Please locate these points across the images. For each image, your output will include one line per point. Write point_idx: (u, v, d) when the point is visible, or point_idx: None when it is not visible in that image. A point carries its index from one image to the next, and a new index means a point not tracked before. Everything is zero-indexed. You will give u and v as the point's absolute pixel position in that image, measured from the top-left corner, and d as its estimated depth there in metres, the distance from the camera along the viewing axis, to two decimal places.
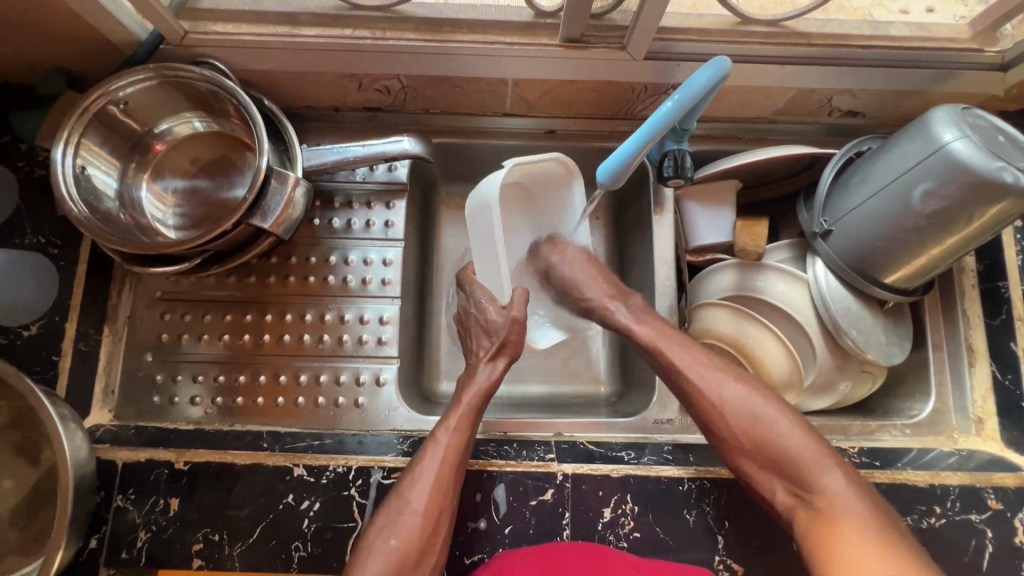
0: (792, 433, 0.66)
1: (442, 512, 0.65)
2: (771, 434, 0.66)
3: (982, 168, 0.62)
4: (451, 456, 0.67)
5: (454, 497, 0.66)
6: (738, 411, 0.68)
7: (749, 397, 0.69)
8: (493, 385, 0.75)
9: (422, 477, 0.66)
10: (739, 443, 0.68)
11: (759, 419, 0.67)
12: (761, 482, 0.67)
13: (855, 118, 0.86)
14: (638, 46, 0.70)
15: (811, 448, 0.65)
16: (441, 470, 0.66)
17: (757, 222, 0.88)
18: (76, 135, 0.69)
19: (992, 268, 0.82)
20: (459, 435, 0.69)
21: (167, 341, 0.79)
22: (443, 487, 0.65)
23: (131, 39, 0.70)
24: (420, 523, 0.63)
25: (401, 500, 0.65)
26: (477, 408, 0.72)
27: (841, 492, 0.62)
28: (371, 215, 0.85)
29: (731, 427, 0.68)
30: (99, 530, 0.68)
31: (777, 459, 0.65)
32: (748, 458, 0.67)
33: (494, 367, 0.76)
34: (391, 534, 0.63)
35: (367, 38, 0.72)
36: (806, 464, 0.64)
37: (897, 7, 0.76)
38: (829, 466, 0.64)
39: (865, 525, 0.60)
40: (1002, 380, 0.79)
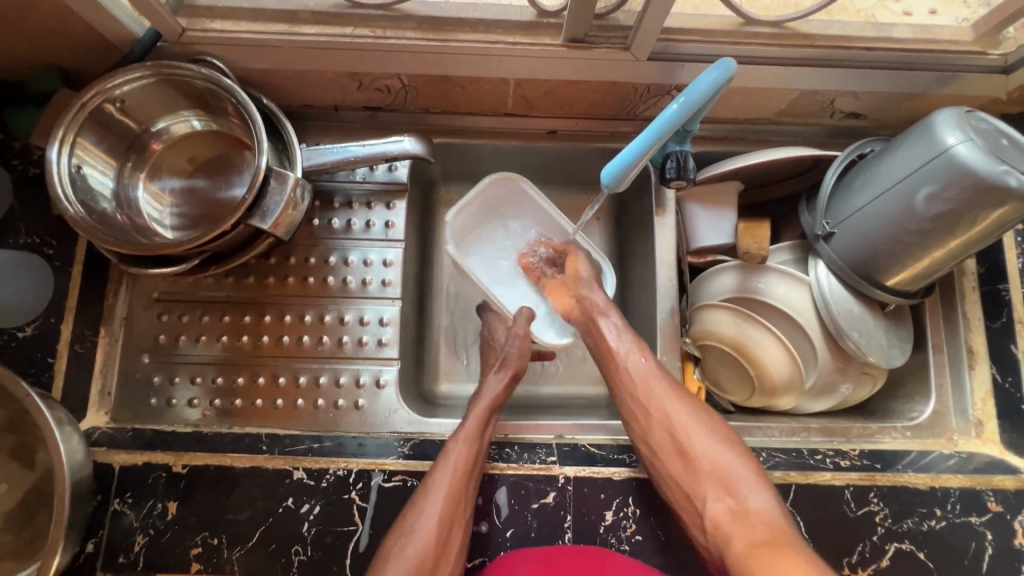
0: (723, 450, 0.66)
1: (457, 520, 0.64)
2: (703, 448, 0.66)
3: (986, 171, 0.62)
4: (463, 465, 0.67)
5: (468, 504, 0.66)
6: (676, 421, 0.69)
7: (688, 408, 0.70)
8: (502, 395, 0.77)
9: (435, 486, 0.65)
10: (672, 456, 0.67)
11: (693, 432, 0.68)
12: (692, 499, 0.65)
13: (857, 119, 0.86)
14: (641, 47, 0.69)
15: (742, 467, 0.64)
16: (452, 479, 0.66)
17: (759, 223, 0.84)
18: (71, 134, 0.68)
19: (992, 271, 0.82)
20: (470, 443, 0.69)
21: (164, 342, 0.78)
22: (454, 497, 0.65)
23: (127, 37, 0.69)
24: (435, 532, 0.62)
25: (417, 511, 0.64)
26: (485, 418, 0.73)
27: (767, 512, 0.60)
28: (371, 216, 0.84)
29: (667, 436, 0.68)
30: (96, 534, 0.67)
31: (709, 473, 0.65)
32: (680, 472, 0.66)
33: (502, 378, 0.78)
34: (407, 544, 0.62)
35: (368, 36, 0.71)
36: (735, 484, 0.63)
37: (900, 8, 0.75)
38: (757, 484, 0.63)
39: (790, 539, 0.57)
40: (1001, 382, 0.79)
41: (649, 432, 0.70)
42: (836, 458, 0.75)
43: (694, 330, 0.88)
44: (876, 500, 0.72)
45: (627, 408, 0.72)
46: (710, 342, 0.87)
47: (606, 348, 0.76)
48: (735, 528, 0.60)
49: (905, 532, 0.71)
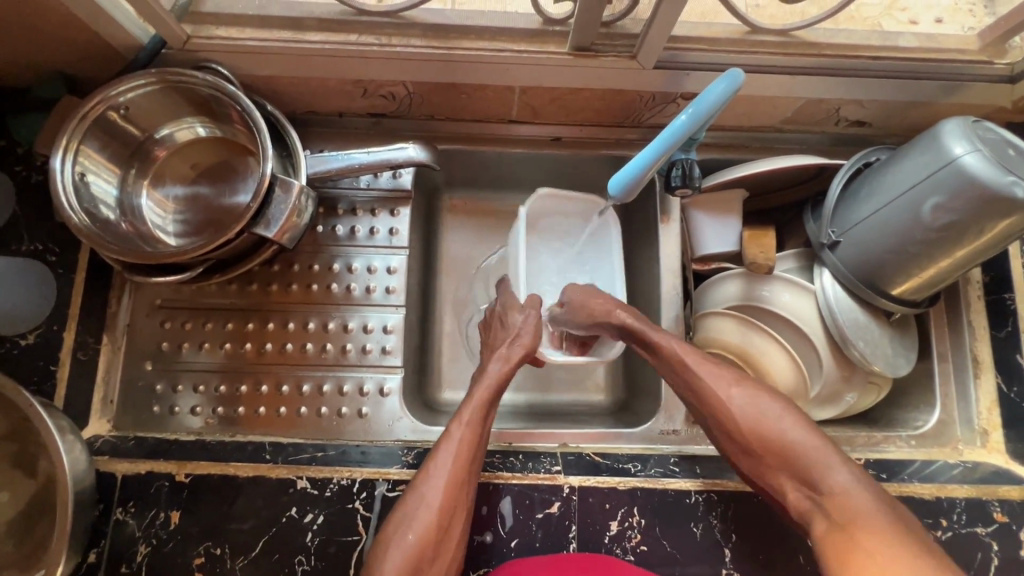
0: (795, 429, 0.66)
1: (459, 504, 0.64)
2: (773, 433, 0.66)
3: (993, 181, 0.62)
4: (466, 450, 0.66)
5: (468, 488, 0.65)
6: (740, 410, 0.68)
7: (749, 395, 0.69)
8: (504, 382, 0.74)
9: (438, 470, 0.65)
10: (747, 451, 0.67)
11: (762, 417, 0.67)
12: (773, 480, 0.66)
13: (862, 128, 0.86)
14: (648, 55, 0.69)
15: (813, 446, 0.64)
16: (455, 461, 0.65)
17: (764, 231, 0.84)
18: (74, 142, 0.68)
19: (997, 279, 0.82)
20: (472, 423, 0.68)
21: (167, 349, 0.77)
22: (457, 479, 0.64)
23: (132, 44, 0.69)
24: (437, 514, 0.62)
25: (418, 492, 0.64)
26: (488, 401, 0.72)
27: (850, 489, 0.60)
28: (375, 222, 0.84)
29: (734, 426, 0.68)
30: (98, 544, 0.66)
31: (787, 458, 0.65)
32: (758, 462, 0.67)
33: (506, 359, 0.75)
34: (410, 526, 0.61)
35: (374, 44, 0.70)
36: (812, 464, 0.63)
37: (906, 17, 0.75)
38: (833, 462, 0.63)
39: (877, 518, 0.58)
40: (1006, 392, 0.79)
41: (717, 423, 0.70)
42: None
43: (698, 338, 0.88)
44: None
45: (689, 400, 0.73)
46: (714, 350, 0.87)
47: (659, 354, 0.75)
48: (821, 512, 0.61)
49: None
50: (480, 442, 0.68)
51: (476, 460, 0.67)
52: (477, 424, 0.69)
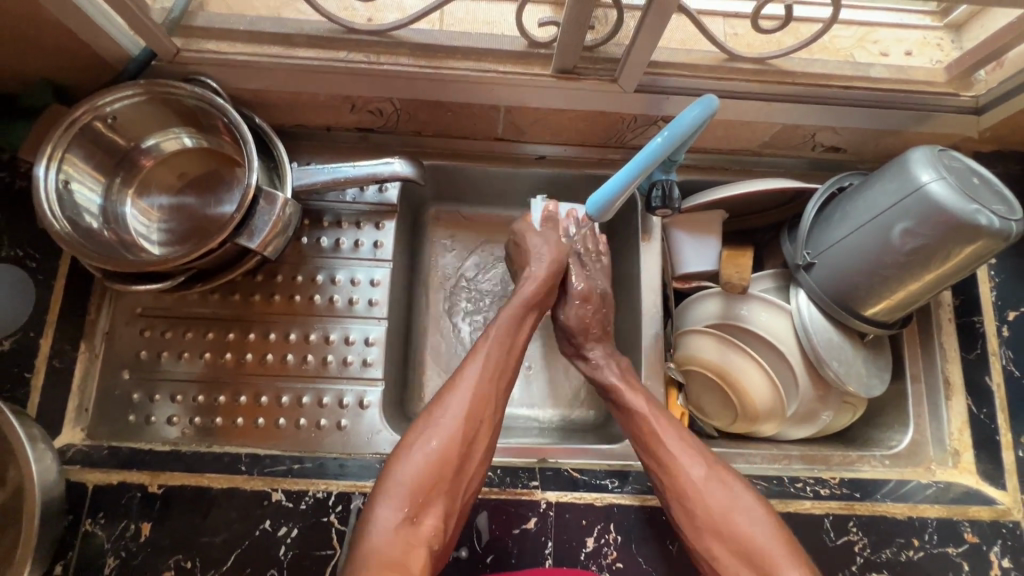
0: (752, 521, 0.63)
1: (486, 417, 0.68)
2: (735, 525, 0.63)
3: (958, 209, 0.64)
4: (497, 360, 0.72)
5: (493, 405, 0.69)
6: (697, 491, 0.66)
7: (707, 476, 0.66)
8: (535, 296, 0.78)
9: (464, 382, 0.69)
10: (700, 527, 0.64)
11: (726, 511, 0.64)
12: (721, 572, 0.63)
13: (838, 153, 0.89)
14: (629, 79, 0.72)
15: (777, 543, 0.61)
16: (484, 375, 0.70)
17: (743, 251, 0.85)
18: (59, 150, 0.68)
19: (968, 303, 0.84)
20: (500, 340, 0.73)
21: (146, 358, 0.77)
22: (480, 391, 0.68)
23: (122, 55, 0.70)
24: (461, 425, 0.66)
25: (442, 404, 0.67)
26: (521, 314, 0.77)
27: None
28: (359, 235, 0.84)
29: (691, 508, 0.65)
30: (64, 557, 0.65)
31: (743, 547, 0.62)
32: (714, 541, 0.64)
33: (535, 277, 0.80)
34: (434, 436, 0.65)
35: (363, 61, 0.72)
36: (770, 563, 0.60)
37: (878, 49, 0.78)
38: (793, 563, 0.60)
39: None
40: (977, 414, 0.81)
41: (709, 541, 0.64)
42: (816, 487, 0.75)
43: (679, 355, 0.90)
44: (856, 530, 0.72)
45: (653, 468, 0.69)
46: (694, 367, 0.89)
47: (632, 419, 0.73)
48: None
49: (883, 562, 0.71)
50: (506, 359, 0.73)
51: (501, 374, 0.71)
52: (504, 340, 0.74)
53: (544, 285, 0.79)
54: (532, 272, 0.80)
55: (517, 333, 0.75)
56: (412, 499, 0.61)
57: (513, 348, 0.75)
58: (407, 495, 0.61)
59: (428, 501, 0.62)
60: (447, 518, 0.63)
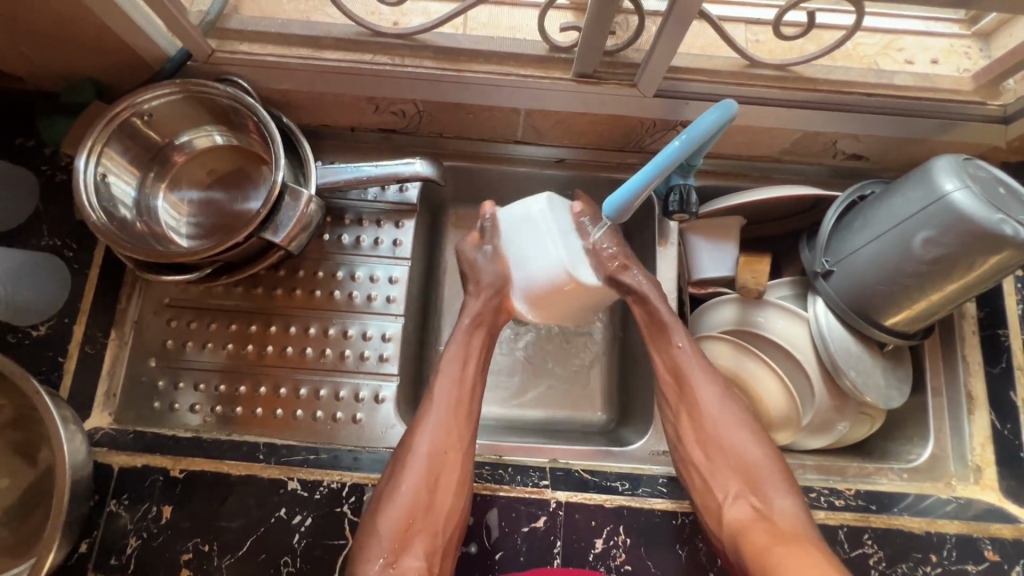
0: (754, 449, 0.72)
1: (451, 448, 0.70)
2: (736, 447, 0.72)
3: (981, 219, 0.63)
4: (453, 390, 0.73)
5: (460, 435, 0.71)
6: (712, 417, 0.74)
7: (721, 403, 0.75)
8: (483, 317, 0.78)
9: (427, 417, 0.71)
10: (703, 449, 0.73)
11: (725, 439, 0.73)
12: (711, 491, 0.70)
13: (860, 161, 0.88)
14: (649, 84, 0.73)
15: (771, 467, 0.71)
16: (441, 410, 0.71)
17: (759, 258, 0.86)
18: (99, 144, 0.72)
19: (992, 315, 0.83)
20: (456, 372, 0.74)
21: (172, 347, 0.79)
22: (445, 428, 0.70)
23: (160, 55, 0.73)
24: (424, 465, 0.68)
25: (408, 446, 0.69)
26: (468, 346, 0.76)
27: (793, 514, 0.66)
28: (379, 233, 0.86)
29: (703, 436, 0.73)
30: (90, 535, 0.67)
31: (741, 469, 0.71)
32: (714, 462, 0.72)
33: (480, 294, 0.79)
34: (399, 481, 0.67)
35: (387, 64, 0.74)
36: (765, 487, 0.69)
37: (903, 57, 0.78)
38: (784, 486, 0.69)
39: (809, 537, 0.64)
40: (1000, 429, 0.79)
41: (711, 470, 0.72)
42: (831, 497, 0.74)
43: None
44: (871, 542, 0.71)
45: (668, 410, 0.77)
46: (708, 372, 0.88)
47: (670, 368, 0.76)
48: (764, 520, 0.67)
49: None
50: (465, 388, 0.74)
51: (465, 404, 0.73)
52: (458, 369, 0.74)
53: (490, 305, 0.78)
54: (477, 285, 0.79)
55: (467, 359, 0.76)
56: (393, 544, 0.64)
57: (471, 373, 0.75)
58: (393, 542, 0.64)
59: (408, 542, 0.64)
60: (431, 556, 0.65)
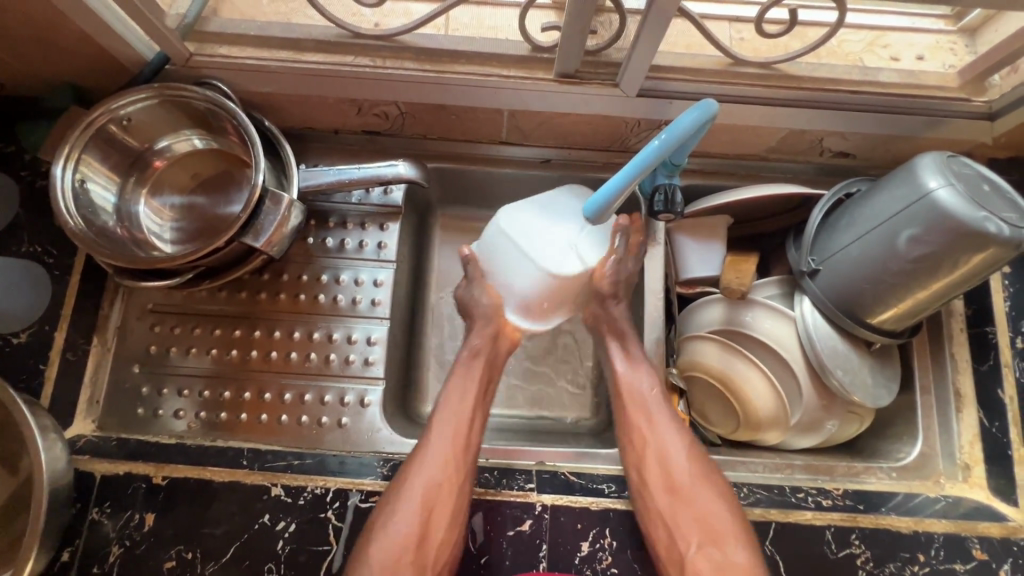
0: (713, 497, 0.70)
1: (444, 481, 0.69)
2: (696, 495, 0.70)
3: (964, 217, 0.63)
4: (454, 422, 0.73)
5: (459, 470, 0.70)
6: (675, 461, 0.73)
7: (689, 457, 0.73)
8: (483, 349, 0.79)
9: (421, 452, 0.70)
10: (661, 491, 0.71)
11: (684, 478, 0.71)
12: (675, 543, 0.68)
13: (847, 158, 0.87)
14: (631, 84, 0.72)
15: (730, 519, 0.68)
16: (440, 443, 0.71)
17: (745, 257, 0.84)
18: (76, 151, 0.71)
19: (980, 312, 0.82)
20: (456, 405, 0.74)
21: (155, 353, 0.79)
22: (442, 462, 0.69)
23: (138, 59, 0.73)
24: (419, 501, 0.67)
25: (401, 479, 0.69)
26: (470, 378, 0.77)
27: (747, 565, 0.65)
28: (364, 236, 0.86)
29: (663, 476, 0.72)
30: (72, 543, 0.67)
31: (698, 519, 0.69)
32: (671, 509, 0.70)
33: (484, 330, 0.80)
34: (392, 516, 0.66)
35: (368, 65, 0.74)
36: (722, 541, 0.67)
37: (888, 53, 0.77)
38: (742, 542, 0.67)
39: None
40: (989, 427, 0.78)
41: (670, 510, 0.69)
42: (819, 497, 0.73)
43: (683, 360, 0.89)
44: (858, 542, 0.71)
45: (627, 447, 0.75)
46: (697, 373, 0.88)
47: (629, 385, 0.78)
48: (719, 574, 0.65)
49: None
50: (467, 424, 0.73)
51: (467, 435, 0.72)
52: (461, 404, 0.74)
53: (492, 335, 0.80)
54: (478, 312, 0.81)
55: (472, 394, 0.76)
56: None
57: (478, 408, 0.76)
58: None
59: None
60: None
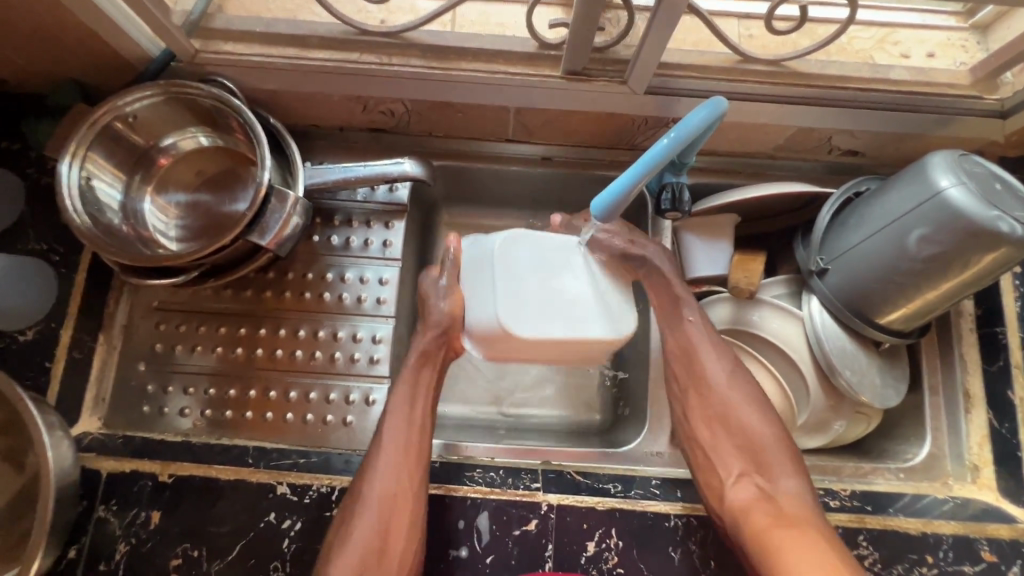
0: (762, 426, 0.71)
1: (400, 492, 0.66)
2: (743, 423, 0.71)
3: (976, 215, 0.62)
4: (404, 430, 0.70)
5: (407, 484, 0.67)
6: (721, 394, 0.73)
7: (742, 396, 0.73)
8: (434, 350, 0.75)
9: (374, 464, 0.68)
10: (708, 420, 0.72)
11: (729, 408, 0.72)
12: (715, 469, 0.70)
13: (855, 157, 0.87)
14: (639, 82, 0.72)
15: (777, 448, 0.70)
16: (392, 454, 0.68)
17: (753, 257, 0.86)
18: (81, 149, 0.71)
19: (990, 312, 0.81)
20: (403, 414, 0.71)
21: (161, 351, 0.79)
22: (386, 476, 0.67)
23: (143, 56, 0.73)
24: (378, 512, 0.65)
25: (356, 494, 0.67)
26: (421, 383, 0.73)
27: (795, 493, 0.66)
28: (369, 234, 0.85)
29: (708, 406, 0.73)
30: (78, 540, 0.67)
31: (746, 445, 0.70)
32: (717, 437, 0.71)
33: (429, 330, 0.75)
34: (353, 531, 0.64)
35: (373, 63, 0.73)
36: (771, 467, 0.69)
37: (898, 51, 0.76)
38: (791, 469, 0.68)
39: (812, 521, 0.63)
40: (998, 428, 0.78)
41: (715, 437, 0.72)
42: (826, 498, 0.73)
43: None
44: (865, 543, 0.70)
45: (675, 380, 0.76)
46: None
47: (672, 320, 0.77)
48: (766, 501, 0.66)
49: None
50: (415, 433, 0.70)
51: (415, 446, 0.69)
52: (407, 410, 0.71)
53: (443, 338, 0.75)
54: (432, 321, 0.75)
55: (420, 400, 0.72)
56: None
57: (424, 414, 0.72)
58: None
59: None
60: None
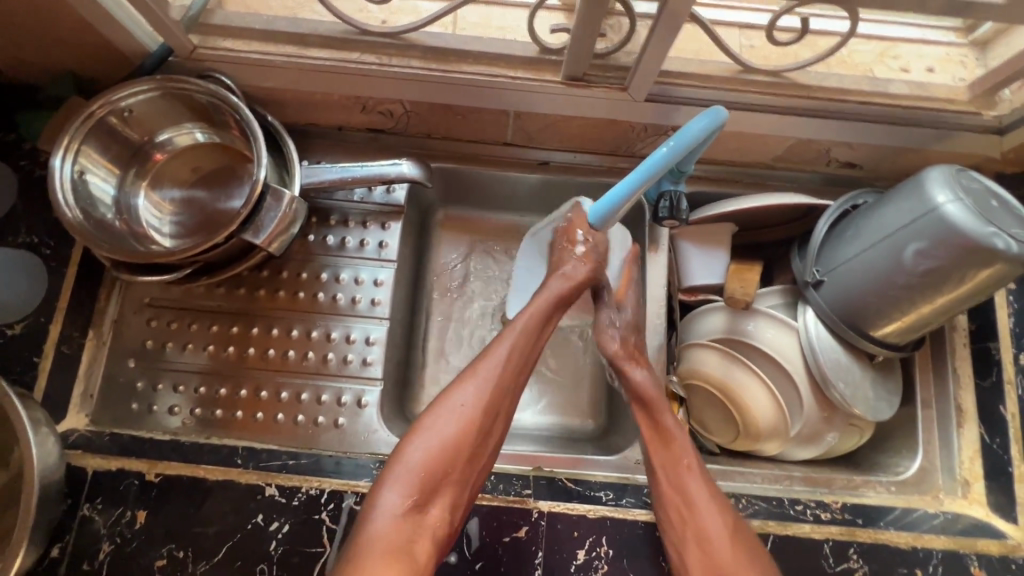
0: None
1: (501, 409, 0.66)
2: None
3: (972, 231, 0.62)
4: (521, 346, 0.69)
5: (508, 397, 0.67)
6: (719, 541, 0.64)
7: (731, 534, 0.64)
8: (570, 292, 0.75)
9: (481, 372, 0.66)
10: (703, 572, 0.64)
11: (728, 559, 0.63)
12: None
13: (854, 169, 0.87)
14: (639, 88, 0.71)
15: None
16: (505, 365, 0.67)
17: (750, 266, 0.85)
18: (76, 142, 0.70)
19: (983, 328, 0.82)
20: (524, 332, 0.70)
21: (151, 348, 0.78)
22: (497, 385, 0.66)
23: (140, 49, 0.72)
24: (479, 413, 0.64)
25: (458, 392, 0.65)
26: (546, 312, 0.73)
27: None
28: (365, 235, 0.85)
29: (706, 551, 0.64)
30: (62, 539, 0.66)
31: None
32: None
33: (569, 276, 0.75)
34: (447, 423, 0.63)
35: (373, 63, 0.73)
36: None
37: (898, 64, 0.76)
38: None
39: None
40: (990, 443, 0.78)
41: None
42: (818, 511, 0.73)
43: (682, 368, 0.88)
44: (856, 557, 0.71)
45: (665, 518, 0.67)
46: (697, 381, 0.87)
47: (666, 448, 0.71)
48: None
49: None
50: (528, 354, 0.70)
51: (520, 372, 0.69)
52: (530, 335, 0.70)
53: (580, 282, 0.76)
54: (567, 271, 0.76)
55: (541, 335, 0.72)
56: (419, 489, 0.60)
57: (537, 347, 0.72)
58: (415, 481, 0.60)
59: (435, 492, 0.61)
60: (452, 510, 0.62)
